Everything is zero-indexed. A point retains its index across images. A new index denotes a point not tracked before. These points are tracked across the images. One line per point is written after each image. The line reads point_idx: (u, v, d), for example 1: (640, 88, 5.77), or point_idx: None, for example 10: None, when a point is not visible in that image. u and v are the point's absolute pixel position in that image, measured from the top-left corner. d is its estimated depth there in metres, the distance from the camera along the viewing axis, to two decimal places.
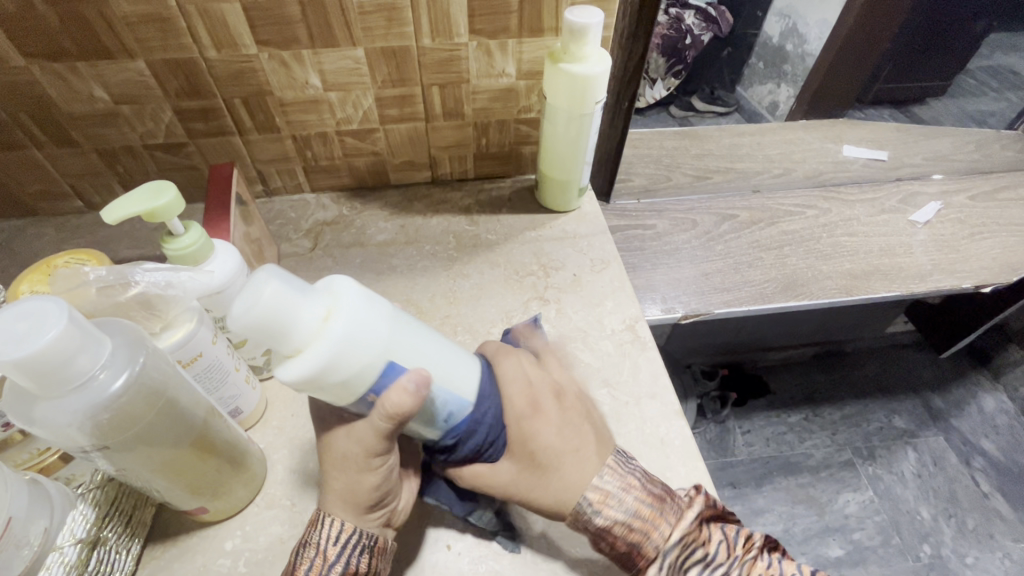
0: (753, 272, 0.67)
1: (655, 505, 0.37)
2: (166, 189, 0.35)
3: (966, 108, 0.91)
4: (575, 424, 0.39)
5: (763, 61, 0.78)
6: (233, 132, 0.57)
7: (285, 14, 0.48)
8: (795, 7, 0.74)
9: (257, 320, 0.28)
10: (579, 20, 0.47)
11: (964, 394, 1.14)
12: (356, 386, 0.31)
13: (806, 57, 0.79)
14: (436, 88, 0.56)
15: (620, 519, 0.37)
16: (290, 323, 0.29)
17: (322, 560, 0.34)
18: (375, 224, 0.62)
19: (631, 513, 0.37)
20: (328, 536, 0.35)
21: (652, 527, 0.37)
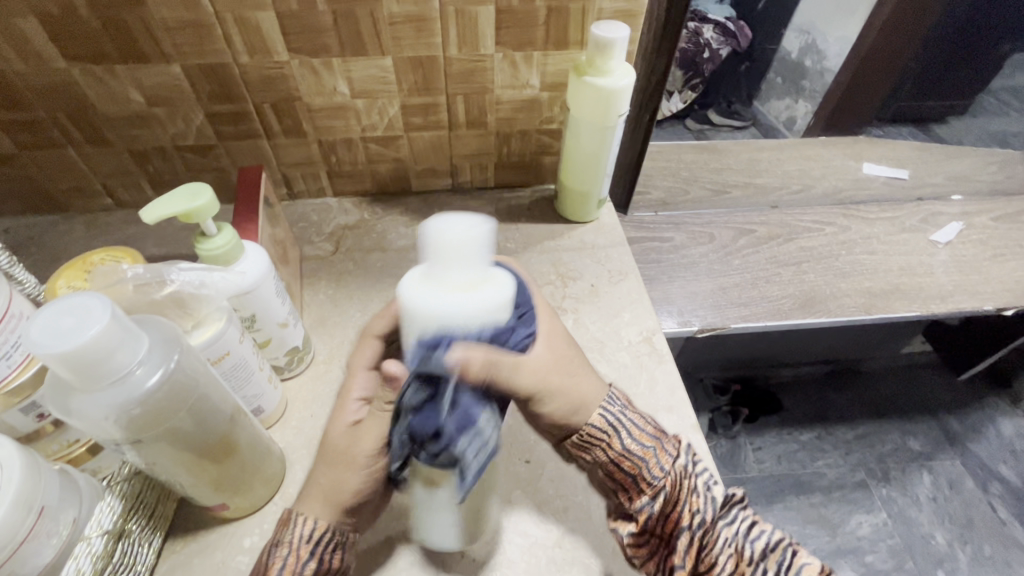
0: (771, 288, 0.66)
1: (653, 443, 0.40)
2: (199, 193, 0.35)
3: (987, 128, 0.91)
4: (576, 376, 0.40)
5: (781, 77, 0.82)
6: (261, 136, 0.58)
7: (317, 22, 0.49)
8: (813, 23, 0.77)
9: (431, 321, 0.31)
10: (605, 34, 0.47)
11: (981, 418, 1.12)
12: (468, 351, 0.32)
13: (825, 73, 0.83)
14: (461, 98, 0.57)
15: (622, 447, 0.39)
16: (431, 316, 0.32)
17: (296, 559, 0.34)
18: (396, 229, 0.63)
19: (634, 442, 0.40)
20: (300, 534, 0.35)
21: (657, 454, 0.39)
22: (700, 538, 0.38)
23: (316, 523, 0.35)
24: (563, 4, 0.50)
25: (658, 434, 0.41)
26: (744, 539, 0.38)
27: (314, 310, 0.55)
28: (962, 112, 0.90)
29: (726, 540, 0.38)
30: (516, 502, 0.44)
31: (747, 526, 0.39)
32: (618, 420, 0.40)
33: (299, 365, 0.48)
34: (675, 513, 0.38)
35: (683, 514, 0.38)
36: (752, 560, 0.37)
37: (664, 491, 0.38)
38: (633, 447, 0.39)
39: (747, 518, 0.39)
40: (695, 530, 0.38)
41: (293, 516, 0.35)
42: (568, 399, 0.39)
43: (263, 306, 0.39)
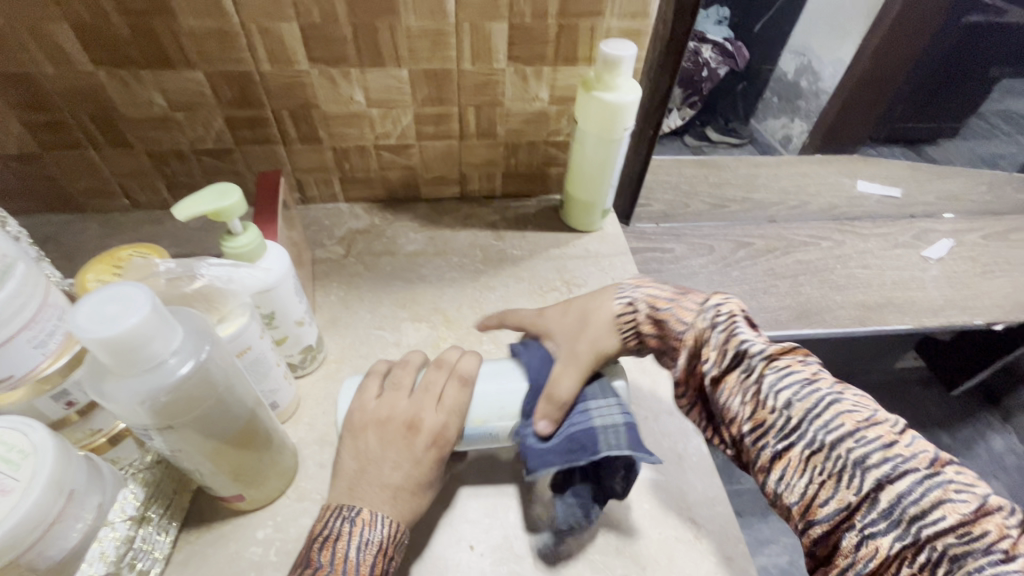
0: (768, 299, 0.68)
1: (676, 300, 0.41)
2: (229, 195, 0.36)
3: (975, 149, 0.94)
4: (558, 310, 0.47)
5: (778, 96, 0.85)
6: (278, 142, 0.60)
7: (338, 35, 0.51)
8: (807, 46, 0.81)
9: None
10: (614, 52, 0.50)
11: (972, 434, 1.16)
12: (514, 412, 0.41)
13: (820, 94, 0.86)
14: (472, 109, 0.59)
15: (654, 300, 0.42)
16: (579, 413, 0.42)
17: (383, 555, 0.35)
18: (405, 235, 0.64)
19: (670, 298, 0.41)
20: (385, 533, 0.36)
21: (678, 307, 0.40)
22: (729, 380, 0.36)
23: (400, 523, 0.37)
24: (573, 22, 0.53)
25: (682, 292, 0.41)
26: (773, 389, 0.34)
27: (325, 311, 0.56)
28: (952, 134, 0.92)
29: (768, 392, 0.34)
30: (522, 500, 0.45)
31: (794, 384, 0.34)
32: (633, 299, 0.42)
33: (312, 364, 0.49)
34: (704, 359, 0.37)
35: (715, 349, 0.36)
36: (779, 412, 0.33)
37: (699, 330, 0.38)
38: (655, 311, 0.41)
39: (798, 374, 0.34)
40: (721, 381, 0.36)
41: (378, 516, 0.36)
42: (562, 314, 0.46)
43: (283, 304, 0.40)
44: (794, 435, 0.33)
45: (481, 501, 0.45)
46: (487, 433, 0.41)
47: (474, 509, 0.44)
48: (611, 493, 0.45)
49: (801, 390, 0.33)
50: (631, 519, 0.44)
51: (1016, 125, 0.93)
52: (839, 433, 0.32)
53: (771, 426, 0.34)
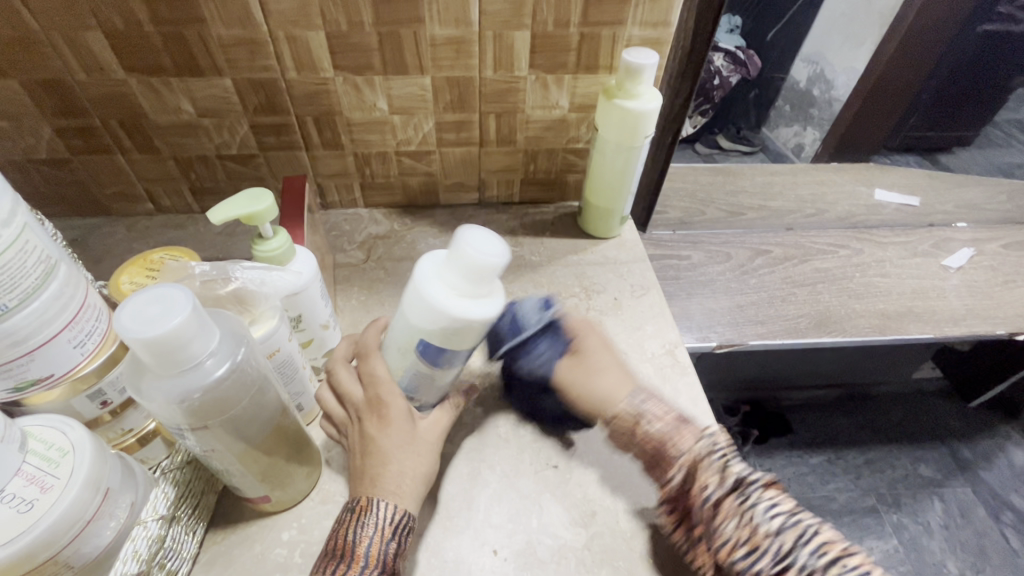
0: (786, 307, 0.68)
1: (674, 425, 0.41)
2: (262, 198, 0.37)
3: (992, 159, 0.93)
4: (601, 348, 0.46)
5: (789, 104, 0.80)
6: (301, 147, 0.61)
7: (364, 43, 0.52)
8: (822, 54, 0.75)
9: (484, 271, 0.35)
10: (636, 60, 0.50)
11: (992, 446, 1.15)
12: (455, 343, 0.38)
13: (834, 101, 0.81)
14: (492, 116, 0.60)
15: (652, 418, 0.42)
16: (433, 294, 0.36)
17: (382, 536, 0.35)
18: (425, 240, 0.65)
19: (658, 419, 0.42)
20: (384, 516, 0.36)
21: (674, 434, 0.40)
22: (728, 507, 0.37)
23: (398, 505, 0.37)
24: (595, 30, 0.53)
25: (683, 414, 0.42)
26: (765, 518, 0.36)
27: (348, 315, 0.57)
28: (968, 143, 0.91)
29: (759, 522, 0.36)
30: (544, 504, 0.45)
31: (782, 512, 0.36)
32: (642, 408, 0.42)
33: None
34: (701, 483, 0.38)
35: (716, 475, 0.38)
36: (772, 540, 0.35)
37: (701, 453, 0.39)
38: (658, 427, 0.41)
39: (775, 503, 0.36)
40: (720, 507, 0.37)
41: (374, 500, 0.36)
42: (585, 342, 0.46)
43: (310, 308, 0.41)
44: (786, 561, 0.34)
45: (504, 505, 0.45)
46: (412, 378, 0.41)
47: (496, 513, 0.44)
48: (632, 499, 0.46)
49: (789, 515, 0.36)
50: (652, 526, 0.44)
51: None
52: (827, 562, 0.34)
53: (770, 551, 0.35)
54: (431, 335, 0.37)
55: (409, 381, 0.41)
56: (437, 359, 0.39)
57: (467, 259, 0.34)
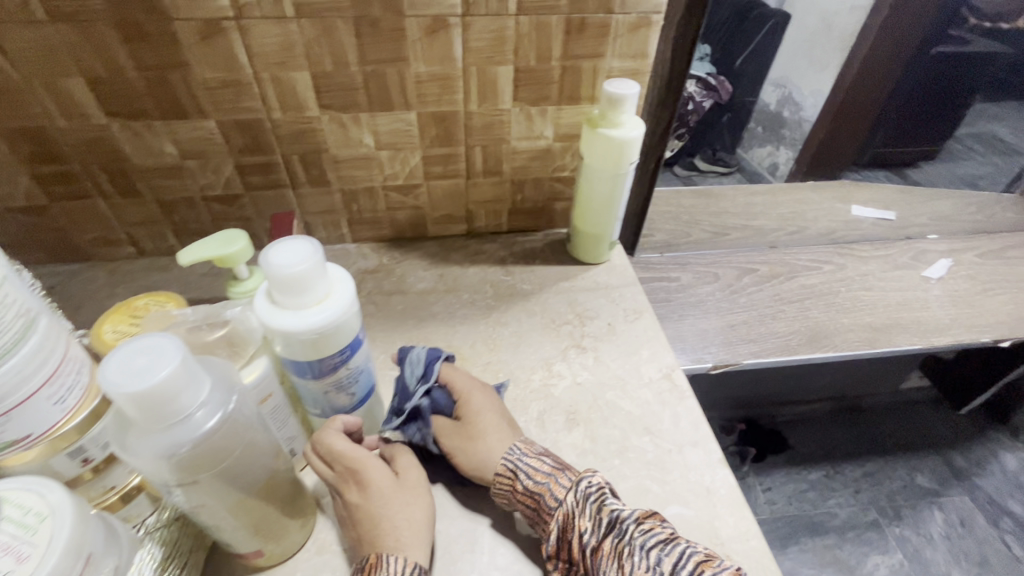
0: (778, 324, 0.68)
1: (547, 478, 0.42)
2: (235, 236, 0.39)
3: (956, 171, 0.96)
4: (490, 407, 0.47)
5: (762, 126, 0.81)
6: (286, 185, 0.60)
7: (348, 82, 0.53)
8: (788, 78, 0.77)
9: (283, 279, 0.32)
10: (618, 91, 0.51)
11: (984, 452, 1.16)
12: (323, 349, 0.35)
13: (803, 123, 0.83)
14: (478, 148, 0.60)
15: (525, 476, 0.42)
16: (265, 318, 0.33)
17: None
18: (414, 273, 0.64)
19: (532, 475, 0.42)
20: (395, 570, 0.35)
21: (550, 488, 0.41)
22: (606, 549, 0.38)
23: (407, 558, 0.36)
24: (576, 63, 0.55)
25: (558, 468, 0.43)
26: (647, 556, 0.36)
27: None
28: (931, 158, 0.94)
29: (641, 561, 0.36)
30: None
31: (658, 542, 0.36)
32: (515, 465, 0.43)
33: None
34: (579, 531, 0.39)
35: (590, 519, 0.39)
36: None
37: (572, 501, 0.40)
38: (532, 485, 0.42)
39: (660, 536, 0.37)
40: (604, 552, 0.38)
41: (383, 556, 0.36)
42: (472, 403, 0.47)
43: None
44: None
45: (507, 546, 0.43)
46: (327, 396, 0.39)
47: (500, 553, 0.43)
48: None
49: (670, 548, 0.36)
50: None
51: (993, 149, 0.95)
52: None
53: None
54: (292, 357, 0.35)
55: (327, 402, 0.39)
56: (322, 374, 0.36)
57: (279, 272, 0.32)
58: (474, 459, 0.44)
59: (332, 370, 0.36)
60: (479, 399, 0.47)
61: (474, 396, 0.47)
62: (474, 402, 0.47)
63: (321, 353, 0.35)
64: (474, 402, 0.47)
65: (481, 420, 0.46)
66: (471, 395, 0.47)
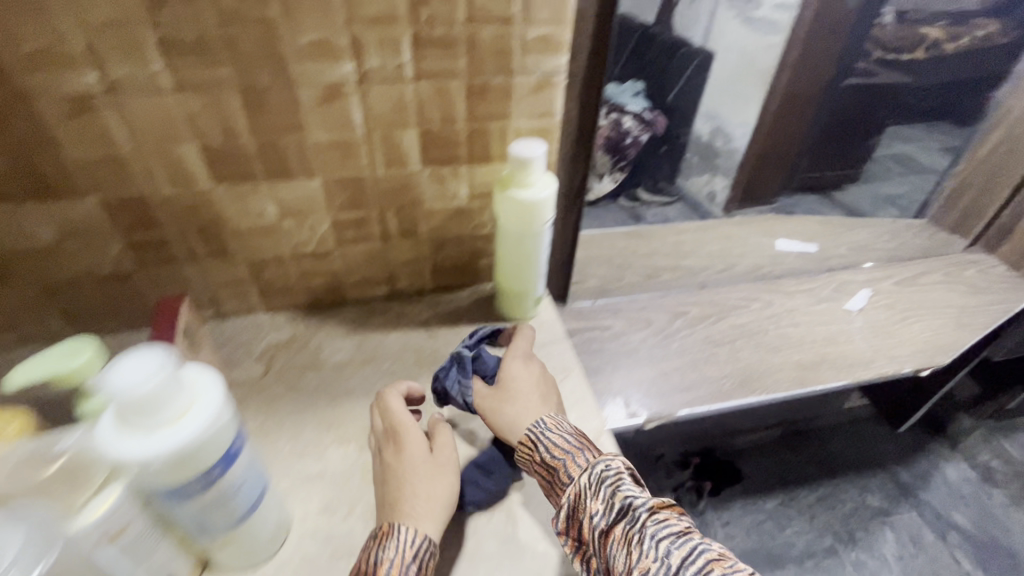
0: (710, 368, 0.68)
1: (566, 454, 0.44)
2: (87, 348, 0.37)
3: (880, 191, 1.12)
4: (538, 375, 0.53)
5: (696, 154, 1.06)
6: (185, 260, 0.56)
7: (240, 152, 0.50)
8: (714, 113, 1.05)
9: (125, 401, 0.29)
10: (523, 153, 0.50)
11: (926, 465, 1.19)
12: (187, 469, 0.31)
13: (733, 152, 1.12)
14: (391, 211, 0.58)
15: (547, 448, 0.45)
16: (110, 446, 0.30)
17: (399, 563, 0.38)
18: (331, 343, 0.61)
19: (553, 448, 0.45)
20: (405, 541, 0.39)
21: (568, 464, 0.44)
22: (616, 534, 0.39)
23: (423, 531, 0.40)
24: (482, 125, 0.54)
25: (579, 446, 0.45)
26: (654, 544, 0.37)
27: None
28: (856, 178, 1.12)
29: (649, 549, 0.37)
30: None
31: (669, 534, 0.37)
32: (538, 436, 0.46)
33: None
34: (591, 512, 0.41)
35: (602, 502, 0.40)
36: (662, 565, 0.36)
37: (586, 481, 0.42)
38: (550, 457, 0.45)
39: (671, 527, 0.38)
40: (612, 536, 0.39)
41: (396, 526, 0.40)
42: (518, 367, 0.53)
43: None
44: None
45: None
46: (206, 516, 0.34)
47: None
48: None
49: (680, 539, 0.37)
50: None
51: (908, 168, 1.11)
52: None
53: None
54: (151, 483, 0.31)
55: (207, 521, 0.35)
56: (193, 495, 0.32)
57: (118, 394, 0.29)
58: (511, 411, 0.49)
59: (202, 489, 0.32)
60: (523, 365, 0.53)
61: (522, 360, 0.54)
62: (524, 367, 0.53)
63: (186, 472, 0.31)
64: (522, 364, 0.53)
65: (523, 380, 0.52)
66: (517, 360, 0.54)
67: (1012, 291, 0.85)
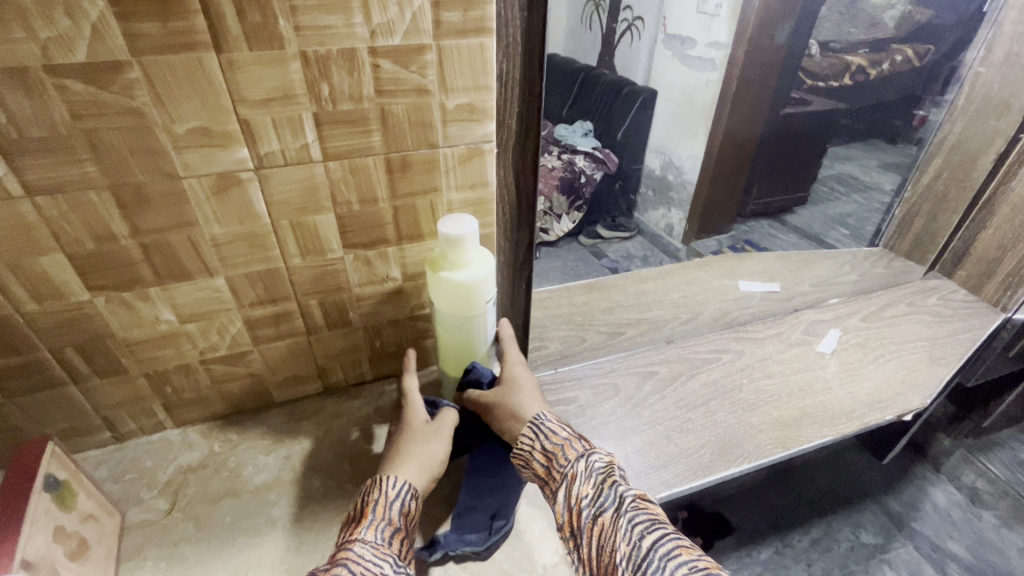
0: (687, 438, 0.62)
1: (562, 443, 0.44)
2: None
3: (826, 212, 1.24)
4: (532, 379, 0.53)
5: (652, 191, 1.52)
6: (67, 383, 0.47)
7: (121, 257, 0.42)
8: (660, 149, 1.53)
9: None
10: (453, 232, 0.44)
11: (914, 492, 1.14)
12: None
13: (683, 187, 1.51)
14: (315, 303, 0.51)
15: (543, 440, 0.45)
16: None
17: (385, 501, 0.41)
18: (254, 460, 0.53)
19: (547, 438, 0.45)
20: (388, 485, 0.42)
21: (562, 450, 0.44)
22: (597, 520, 0.38)
23: (410, 483, 0.43)
24: (409, 201, 0.48)
25: (575, 437, 0.45)
26: (628, 526, 0.36)
27: None
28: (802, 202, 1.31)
29: (622, 530, 0.36)
30: None
31: (645, 521, 0.36)
32: (539, 428, 0.46)
33: None
34: (578, 500, 0.40)
35: (591, 487, 0.40)
36: (633, 545, 0.35)
37: (578, 466, 0.41)
38: (549, 444, 0.45)
39: (649, 516, 0.37)
40: (596, 520, 0.38)
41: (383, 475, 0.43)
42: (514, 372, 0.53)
43: None
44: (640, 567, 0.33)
45: None
46: None
47: None
48: None
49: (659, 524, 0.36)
50: None
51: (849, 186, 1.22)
52: (678, 565, 0.33)
53: (629, 560, 0.34)
54: None
55: None
56: None
57: None
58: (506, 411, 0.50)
59: None
60: (518, 368, 0.53)
61: (517, 364, 0.54)
62: (518, 371, 0.53)
63: None
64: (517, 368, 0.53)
65: (519, 380, 0.52)
66: (515, 365, 0.54)
67: (977, 317, 0.84)
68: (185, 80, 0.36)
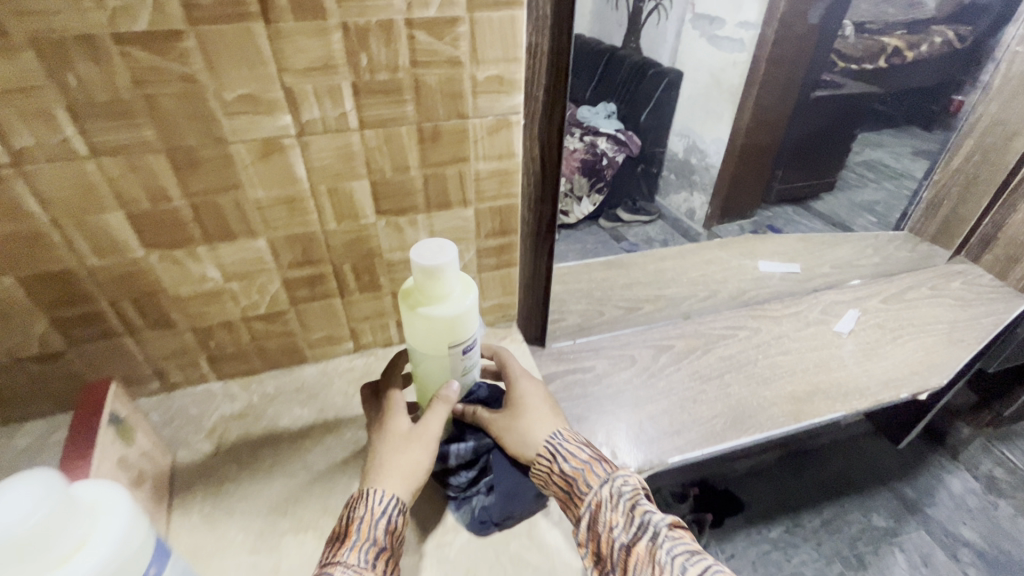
0: (700, 409, 0.64)
1: (585, 465, 0.45)
2: None
3: (854, 198, 1.22)
4: (539, 396, 0.51)
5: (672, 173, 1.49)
6: (123, 334, 0.51)
7: (174, 217, 0.46)
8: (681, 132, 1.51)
9: None
10: (428, 264, 0.40)
11: (929, 479, 1.14)
12: None
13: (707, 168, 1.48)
14: (348, 267, 0.54)
15: (563, 463, 0.46)
16: None
17: (370, 519, 0.40)
18: (289, 413, 0.57)
19: (569, 462, 0.46)
20: (374, 502, 0.41)
21: (586, 476, 0.45)
22: (635, 549, 0.39)
23: (395, 495, 0.42)
24: (438, 171, 0.51)
25: (595, 459, 0.46)
26: (669, 557, 0.37)
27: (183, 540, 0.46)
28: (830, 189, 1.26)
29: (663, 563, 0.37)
30: None
31: (684, 551, 0.38)
32: (555, 449, 0.47)
33: None
34: (613, 530, 0.41)
35: (623, 516, 0.41)
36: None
37: (606, 493, 0.43)
38: (568, 468, 0.45)
39: (688, 547, 0.38)
40: (631, 550, 0.39)
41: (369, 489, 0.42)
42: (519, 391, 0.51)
43: None
44: None
45: None
46: None
47: None
48: None
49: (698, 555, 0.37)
50: None
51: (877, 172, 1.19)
52: None
53: None
54: None
55: None
56: None
57: None
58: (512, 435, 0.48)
59: None
60: (523, 386, 0.51)
61: (522, 381, 0.51)
62: (525, 389, 0.51)
63: None
64: (524, 386, 0.51)
65: (525, 399, 0.50)
66: (520, 380, 0.51)
67: (1000, 301, 0.83)
68: (235, 48, 0.39)
